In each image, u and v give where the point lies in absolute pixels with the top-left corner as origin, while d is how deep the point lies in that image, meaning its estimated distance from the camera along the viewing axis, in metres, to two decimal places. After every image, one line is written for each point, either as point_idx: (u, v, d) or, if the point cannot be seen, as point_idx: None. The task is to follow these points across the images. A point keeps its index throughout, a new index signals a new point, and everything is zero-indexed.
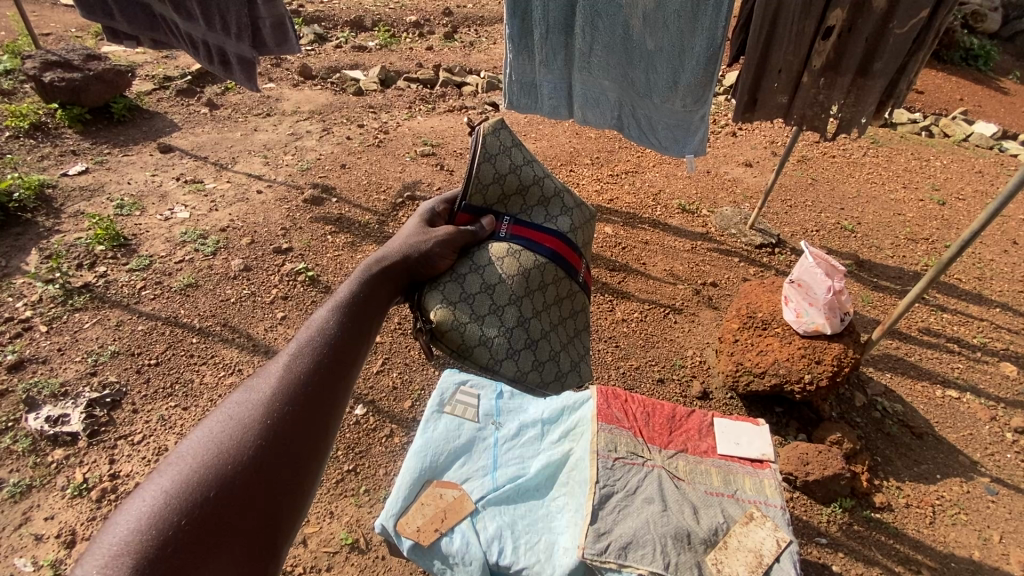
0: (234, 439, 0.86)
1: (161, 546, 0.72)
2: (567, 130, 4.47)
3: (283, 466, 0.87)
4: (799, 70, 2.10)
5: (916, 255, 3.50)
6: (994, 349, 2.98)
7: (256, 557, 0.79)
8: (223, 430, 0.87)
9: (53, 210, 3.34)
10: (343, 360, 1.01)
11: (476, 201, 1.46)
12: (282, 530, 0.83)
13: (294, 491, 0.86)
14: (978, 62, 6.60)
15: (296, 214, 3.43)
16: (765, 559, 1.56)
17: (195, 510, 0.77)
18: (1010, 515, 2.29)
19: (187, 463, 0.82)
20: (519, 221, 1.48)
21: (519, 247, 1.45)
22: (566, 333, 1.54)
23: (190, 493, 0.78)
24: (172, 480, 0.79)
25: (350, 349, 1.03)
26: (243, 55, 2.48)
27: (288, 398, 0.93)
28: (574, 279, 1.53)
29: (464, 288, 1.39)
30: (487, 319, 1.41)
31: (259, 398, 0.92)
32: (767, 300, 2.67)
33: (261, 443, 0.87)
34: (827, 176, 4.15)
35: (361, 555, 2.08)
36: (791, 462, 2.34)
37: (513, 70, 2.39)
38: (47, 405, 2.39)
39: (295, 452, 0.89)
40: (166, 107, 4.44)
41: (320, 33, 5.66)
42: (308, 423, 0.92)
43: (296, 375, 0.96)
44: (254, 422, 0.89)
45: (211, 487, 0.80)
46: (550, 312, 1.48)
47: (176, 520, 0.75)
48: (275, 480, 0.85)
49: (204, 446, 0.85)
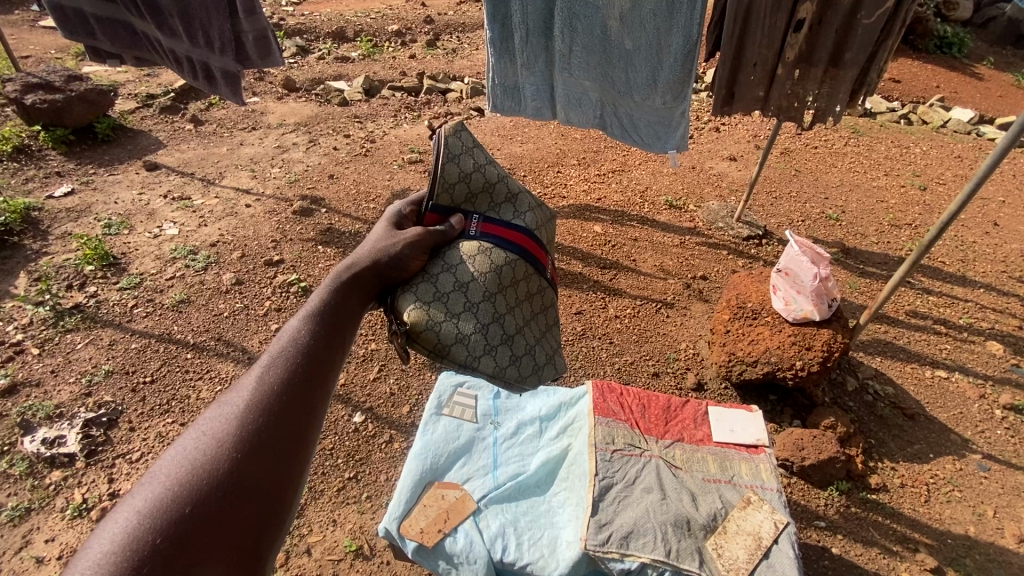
0: (209, 456, 0.87)
1: (138, 565, 0.72)
2: (552, 131, 4.51)
3: (262, 481, 0.87)
4: (774, 63, 2.14)
5: (900, 240, 3.57)
6: (980, 329, 3.03)
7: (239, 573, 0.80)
8: (199, 447, 0.88)
9: (41, 232, 3.33)
10: (318, 368, 1.02)
11: (444, 201, 1.48)
12: (264, 541, 0.84)
13: (275, 502, 0.88)
14: (952, 49, 6.72)
15: (286, 226, 3.43)
16: (763, 541, 1.59)
17: (173, 528, 0.77)
18: (1002, 490, 2.34)
19: (164, 481, 0.83)
20: (489, 218, 1.49)
21: (490, 245, 1.46)
22: (540, 328, 1.56)
23: (165, 511, 0.79)
24: (147, 500, 0.80)
25: (326, 354, 1.04)
26: (228, 68, 2.49)
27: (262, 411, 0.93)
28: (544, 275, 1.55)
29: (437, 287, 1.39)
30: (462, 317, 1.40)
31: (234, 412, 0.93)
32: (756, 291, 2.69)
33: (236, 454, 0.88)
34: (810, 167, 4.21)
35: (366, 561, 2.09)
36: (787, 448, 2.37)
37: (496, 74, 2.41)
38: (43, 427, 2.38)
39: (274, 464, 0.90)
40: (151, 125, 4.43)
41: (303, 46, 5.68)
42: (285, 432, 0.93)
43: (271, 384, 0.97)
44: (230, 435, 0.90)
45: (187, 503, 0.80)
46: (523, 308, 1.49)
47: (152, 539, 0.75)
48: (253, 492, 0.86)
49: (179, 464, 0.85)
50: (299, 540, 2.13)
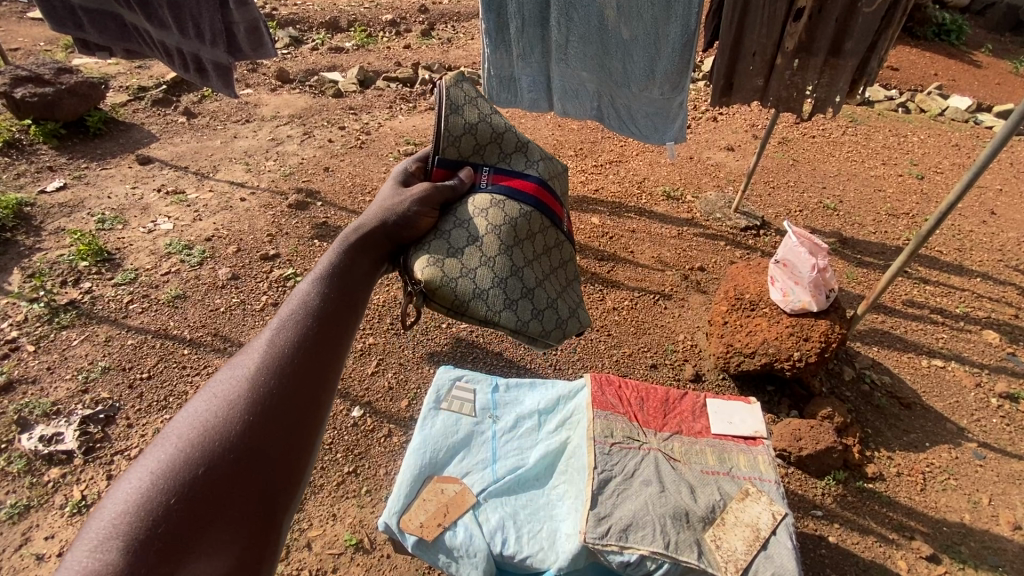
0: (223, 417, 0.85)
1: (154, 527, 0.72)
2: (549, 122, 4.48)
3: (275, 443, 0.85)
4: (773, 53, 2.12)
5: (898, 230, 3.57)
6: (976, 319, 3.04)
7: (253, 537, 0.79)
8: (214, 407, 0.86)
9: (34, 228, 3.29)
10: (332, 331, 0.99)
11: (450, 155, 1.48)
12: (278, 503, 0.83)
13: (288, 468, 0.86)
14: (950, 36, 6.68)
15: (282, 220, 3.41)
16: (761, 532, 1.60)
17: (188, 490, 0.76)
18: (998, 477, 2.35)
19: (180, 440, 0.81)
20: (499, 169, 1.49)
21: (502, 197, 1.44)
22: (560, 282, 1.53)
23: (180, 472, 0.77)
24: (161, 460, 0.78)
25: (339, 316, 1.01)
26: (220, 60, 2.47)
27: (276, 372, 0.91)
28: (560, 226, 1.53)
29: (451, 242, 1.37)
30: (479, 272, 1.37)
31: (248, 372, 0.91)
32: (753, 282, 2.69)
33: (251, 416, 0.86)
34: (808, 157, 4.19)
35: (366, 555, 2.10)
36: (784, 438, 2.38)
37: (491, 65, 2.39)
38: (40, 424, 2.37)
39: (288, 428, 0.87)
40: (143, 118, 4.38)
41: (296, 36, 5.61)
42: (298, 399, 0.90)
43: (285, 345, 0.94)
44: (245, 396, 0.88)
45: (200, 465, 0.79)
46: (541, 261, 1.47)
47: (166, 501, 0.75)
48: (267, 454, 0.84)
49: (194, 423, 0.83)
50: (299, 534, 2.14)
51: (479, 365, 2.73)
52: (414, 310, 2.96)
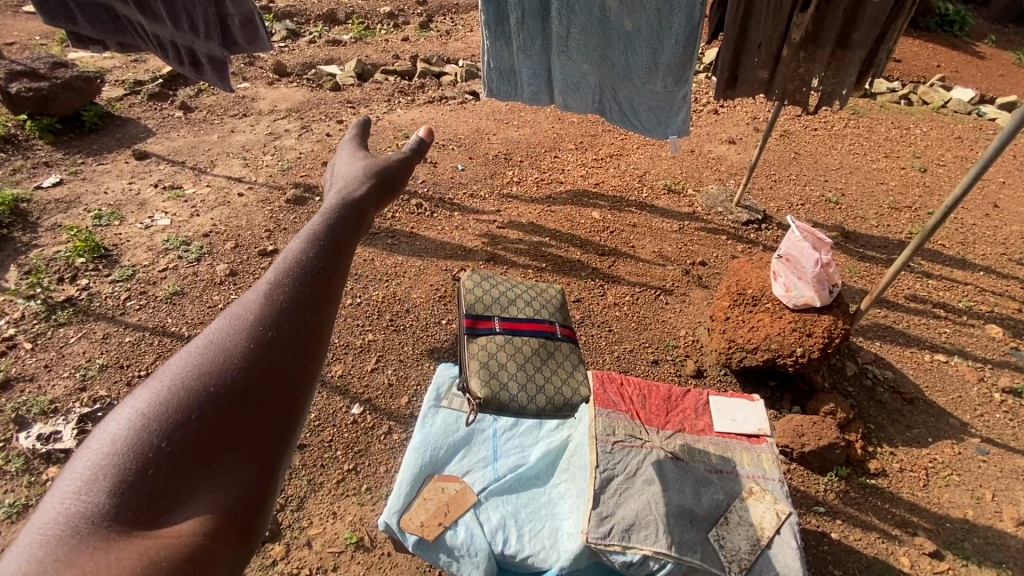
0: (221, 348, 0.71)
1: (143, 470, 0.60)
2: (549, 115, 4.44)
3: (280, 377, 0.71)
4: (779, 44, 2.09)
5: (901, 223, 3.54)
6: (979, 313, 3.02)
7: (258, 482, 0.65)
8: (209, 340, 0.72)
9: (30, 224, 3.27)
10: (341, 254, 0.84)
11: (475, 312, 2.02)
12: (286, 442, 0.69)
13: (298, 404, 0.71)
14: (953, 27, 6.62)
15: (279, 216, 3.39)
16: (765, 532, 1.59)
17: (182, 429, 0.63)
18: (1001, 473, 2.34)
19: (169, 376, 0.68)
20: (508, 317, 2.04)
21: (515, 335, 2.00)
22: (566, 372, 1.99)
23: (171, 410, 0.64)
24: (148, 398, 0.65)
25: (347, 239, 0.87)
26: (214, 54, 2.42)
27: (278, 298, 0.77)
28: (559, 335, 2.07)
29: (484, 368, 1.89)
30: (509, 384, 1.88)
31: (247, 302, 0.77)
32: (756, 277, 2.67)
33: (252, 347, 0.72)
34: (809, 150, 4.16)
35: (367, 553, 2.09)
36: (787, 434, 2.36)
37: (490, 57, 2.36)
38: (37, 423, 2.36)
39: (294, 358, 0.73)
40: (139, 113, 4.35)
41: (293, 29, 5.55)
42: (305, 327, 0.75)
43: (288, 271, 0.80)
44: (243, 329, 0.74)
45: (194, 402, 0.66)
46: (551, 363, 1.99)
47: (156, 443, 0.62)
48: (271, 389, 0.70)
49: (187, 357, 0.70)
50: (299, 532, 2.13)
51: None
52: (414, 306, 2.94)
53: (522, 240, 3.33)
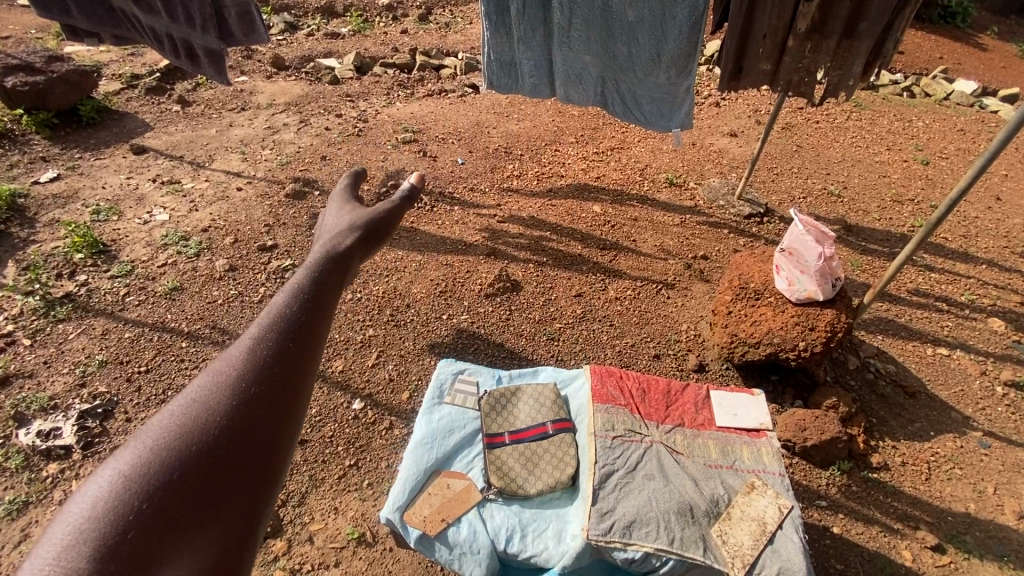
0: (199, 416, 0.76)
1: (123, 531, 0.63)
2: (549, 108, 4.41)
3: (257, 439, 0.77)
4: (785, 34, 2.06)
5: (903, 216, 3.52)
6: (982, 306, 3.01)
7: (234, 542, 0.70)
8: (188, 407, 0.77)
9: (28, 219, 3.25)
10: (311, 327, 0.92)
11: None
12: (261, 500, 0.75)
13: (269, 464, 0.78)
14: (956, 19, 6.58)
15: (279, 211, 3.37)
16: (768, 526, 1.58)
17: (162, 492, 0.67)
18: (1003, 467, 2.34)
19: (150, 439, 0.73)
20: None
21: None
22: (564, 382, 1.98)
23: (153, 474, 0.68)
24: (131, 462, 0.69)
25: (318, 312, 0.94)
26: (211, 46, 2.40)
27: (253, 370, 0.83)
28: None
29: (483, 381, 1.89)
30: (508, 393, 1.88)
31: (224, 372, 0.83)
32: (758, 271, 2.65)
33: (229, 415, 0.78)
34: (811, 142, 4.14)
35: (368, 549, 2.08)
36: (789, 429, 2.35)
37: (491, 48, 2.34)
38: (37, 419, 2.35)
39: (267, 425, 0.79)
40: (136, 107, 4.32)
41: (291, 22, 5.51)
42: (278, 394, 0.82)
43: (264, 340, 0.87)
44: (223, 391, 0.80)
45: (174, 466, 0.70)
46: None
47: (137, 504, 0.66)
48: (247, 450, 0.76)
49: (165, 424, 0.75)
50: (301, 528, 2.12)
51: (480, 357, 2.71)
52: (414, 301, 2.93)
53: (522, 234, 3.31)
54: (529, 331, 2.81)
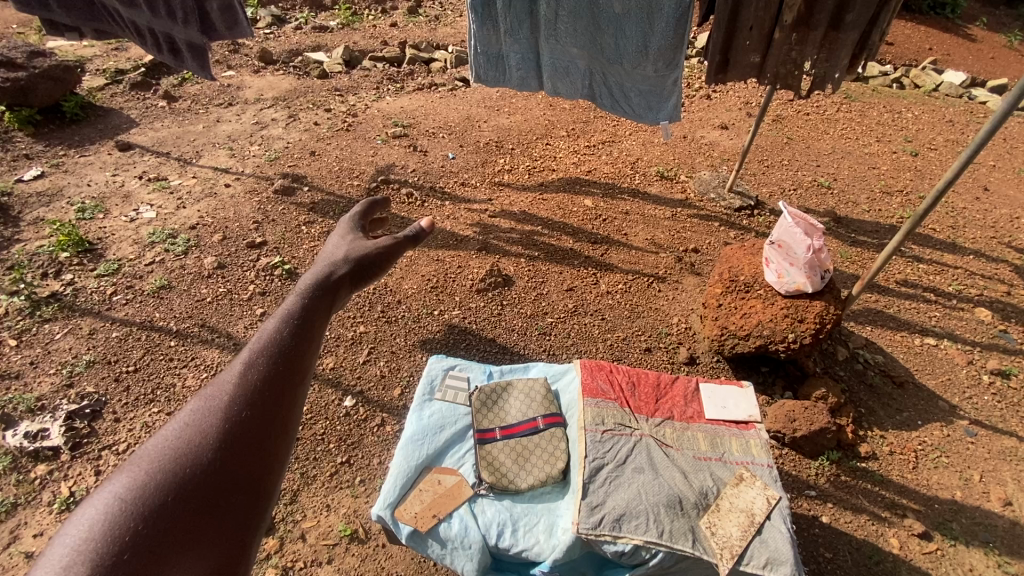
0: (191, 440, 0.78)
1: (119, 553, 0.64)
2: (541, 102, 4.39)
3: (245, 465, 0.79)
4: (771, 27, 2.07)
5: (892, 208, 3.54)
6: (969, 296, 3.04)
7: (225, 565, 0.71)
8: (182, 432, 0.79)
9: (11, 218, 3.20)
10: (300, 354, 0.91)
11: None
12: (251, 526, 0.75)
13: (259, 490, 0.78)
14: (945, 10, 6.60)
15: (267, 207, 3.34)
16: (756, 518, 1.59)
17: (157, 515, 0.69)
18: (989, 454, 2.37)
19: (147, 463, 0.74)
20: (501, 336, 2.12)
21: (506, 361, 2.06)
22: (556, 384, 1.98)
23: (148, 497, 0.70)
24: (126, 486, 0.71)
25: (309, 337, 0.94)
26: (193, 40, 2.38)
27: (244, 396, 0.84)
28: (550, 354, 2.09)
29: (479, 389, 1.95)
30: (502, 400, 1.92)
31: (216, 397, 0.84)
32: (749, 263, 2.66)
33: (222, 438, 0.79)
34: (802, 134, 4.15)
35: (361, 545, 2.08)
36: (779, 420, 2.37)
37: (478, 41, 2.33)
38: (24, 421, 2.33)
39: (257, 449, 0.81)
40: (121, 102, 4.27)
41: (278, 15, 5.45)
42: (266, 419, 0.83)
43: (253, 365, 0.88)
44: (216, 414, 0.82)
45: (168, 490, 0.72)
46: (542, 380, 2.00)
47: (133, 526, 0.67)
48: (235, 477, 0.77)
49: (160, 450, 0.76)
50: (293, 526, 2.12)
51: (472, 352, 2.70)
52: (406, 298, 2.91)
53: (513, 229, 3.31)
54: (521, 326, 2.81)
